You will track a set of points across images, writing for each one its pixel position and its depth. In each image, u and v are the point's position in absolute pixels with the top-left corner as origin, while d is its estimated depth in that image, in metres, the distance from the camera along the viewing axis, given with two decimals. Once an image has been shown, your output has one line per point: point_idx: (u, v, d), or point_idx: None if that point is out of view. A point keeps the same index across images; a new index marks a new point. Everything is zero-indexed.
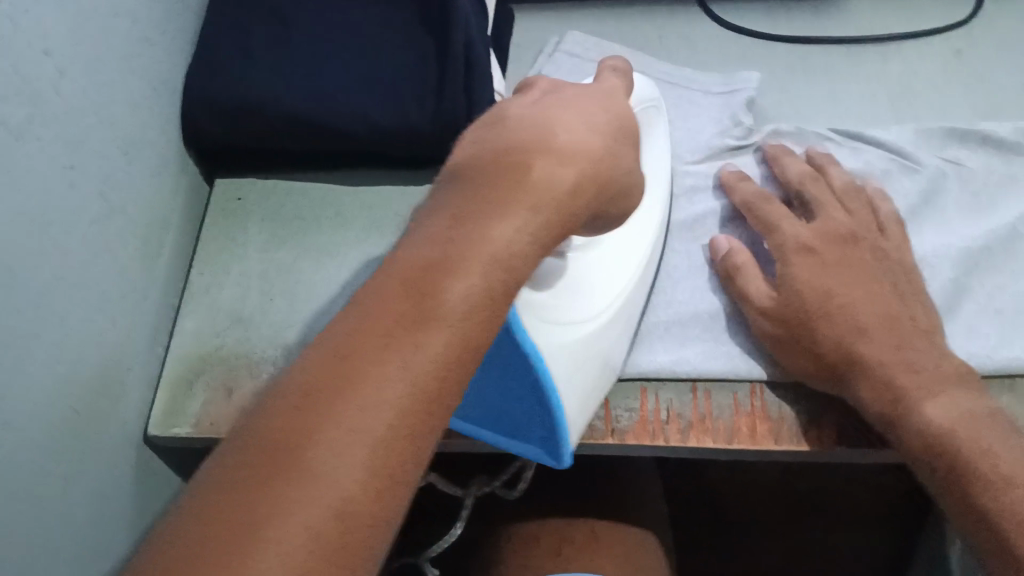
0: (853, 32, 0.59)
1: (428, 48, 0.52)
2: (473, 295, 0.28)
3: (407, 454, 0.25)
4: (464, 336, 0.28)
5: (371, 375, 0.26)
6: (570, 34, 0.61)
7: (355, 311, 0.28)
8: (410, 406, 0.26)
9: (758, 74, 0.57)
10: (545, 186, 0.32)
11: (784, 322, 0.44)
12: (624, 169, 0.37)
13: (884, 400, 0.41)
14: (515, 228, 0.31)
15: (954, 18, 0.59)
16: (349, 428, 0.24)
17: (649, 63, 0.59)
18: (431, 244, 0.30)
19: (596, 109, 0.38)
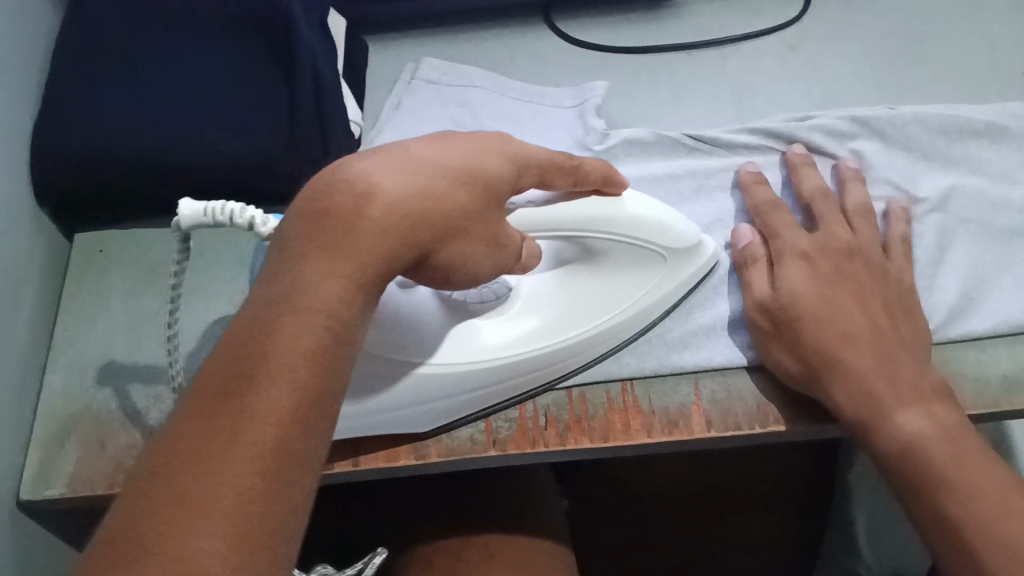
0: (692, 37, 0.63)
1: (275, 80, 0.52)
2: (296, 357, 0.29)
3: (269, 518, 0.25)
4: (294, 399, 0.28)
5: (213, 451, 0.26)
6: (426, 60, 0.62)
7: (188, 400, 0.28)
8: (263, 468, 0.26)
9: (606, 82, 0.59)
10: (359, 243, 0.32)
11: (771, 315, 0.46)
12: (443, 219, 0.35)
13: (865, 407, 0.42)
14: (326, 292, 0.31)
15: (784, 18, 0.63)
16: (203, 506, 0.24)
17: (504, 84, 0.61)
18: (253, 314, 0.30)
19: (425, 154, 0.37)
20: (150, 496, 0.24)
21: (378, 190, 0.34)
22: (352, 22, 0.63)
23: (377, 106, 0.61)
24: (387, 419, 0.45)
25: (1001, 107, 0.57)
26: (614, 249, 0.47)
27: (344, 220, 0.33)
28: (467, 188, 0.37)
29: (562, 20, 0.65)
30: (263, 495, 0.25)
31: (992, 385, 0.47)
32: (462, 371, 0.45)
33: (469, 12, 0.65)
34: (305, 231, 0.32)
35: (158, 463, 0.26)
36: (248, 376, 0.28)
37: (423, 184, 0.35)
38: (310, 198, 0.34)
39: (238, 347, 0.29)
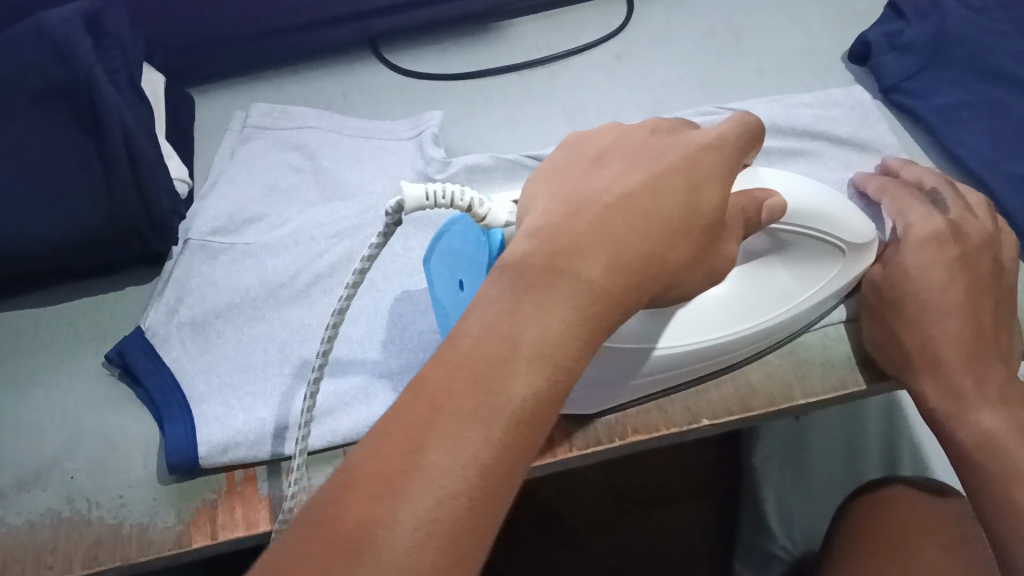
0: (521, 58, 0.64)
1: (89, 152, 0.50)
2: (525, 404, 0.28)
3: (466, 558, 0.25)
4: (511, 445, 0.28)
5: (423, 469, 0.26)
6: (255, 107, 0.61)
7: (410, 398, 0.28)
8: (472, 503, 0.26)
9: (441, 113, 0.59)
10: (595, 291, 0.31)
11: (885, 295, 0.48)
12: (674, 259, 0.34)
13: (950, 400, 0.45)
14: (547, 337, 0.29)
15: (608, 30, 0.66)
16: (406, 529, 0.25)
17: (340, 123, 0.60)
18: (496, 336, 0.29)
19: (643, 171, 0.36)
20: (358, 501, 0.25)
21: (619, 225, 0.33)
22: (171, 75, 0.62)
23: (207, 158, 0.60)
24: (604, 392, 0.45)
25: (826, 96, 0.60)
26: (808, 241, 0.46)
27: (583, 258, 0.32)
28: (704, 229, 0.35)
29: (391, 53, 0.66)
30: (463, 534, 0.26)
31: (845, 358, 0.49)
32: (673, 352, 0.45)
33: (288, 58, 0.65)
34: (532, 263, 0.31)
35: (372, 460, 0.26)
36: (469, 401, 0.28)
37: (668, 214, 0.34)
38: (554, 217, 0.34)
39: (461, 361, 0.29)
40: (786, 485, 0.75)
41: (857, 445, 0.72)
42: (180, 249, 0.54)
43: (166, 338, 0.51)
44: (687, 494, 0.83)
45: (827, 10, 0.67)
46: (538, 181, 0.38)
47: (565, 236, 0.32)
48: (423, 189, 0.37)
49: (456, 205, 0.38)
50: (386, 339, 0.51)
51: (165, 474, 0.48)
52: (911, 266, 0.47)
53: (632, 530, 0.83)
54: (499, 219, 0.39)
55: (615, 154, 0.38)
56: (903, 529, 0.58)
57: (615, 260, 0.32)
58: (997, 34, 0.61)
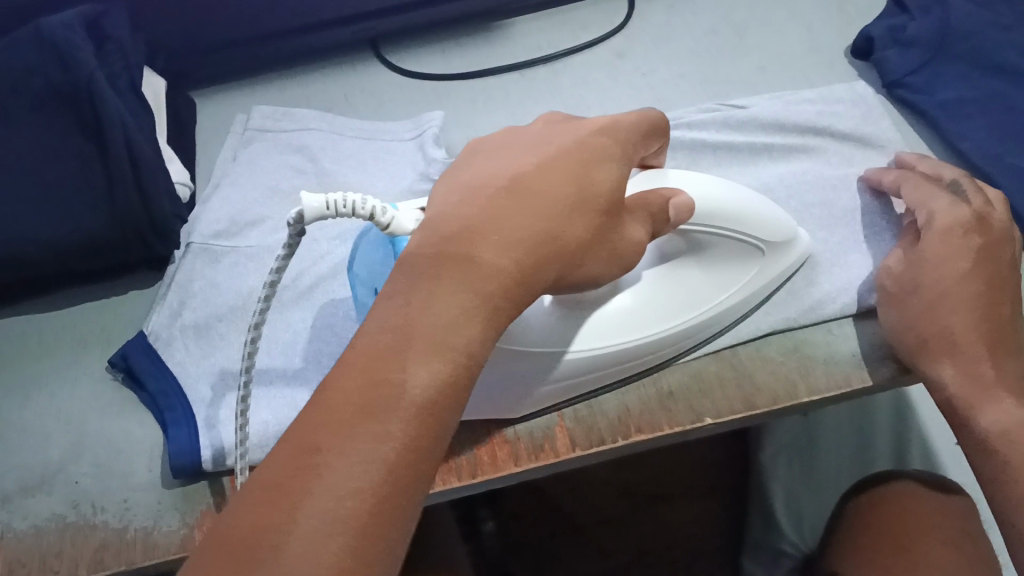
0: (523, 57, 0.64)
1: (90, 157, 0.50)
2: (423, 394, 0.28)
3: (378, 549, 0.25)
4: (415, 432, 0.28)
5: (324, 468, 0.26)
6: (257, 109, 0.61)
7: (311, 405, 0.28)
8: (383, 495, 0.26)
9: (442, 113, 0.59)
10: (495, 272, 0.32)
11: (902, 282, 0.48)
12: (576, 237, 0.35)
13: (973, 390, 0.44)
14: (441, 321, 0.30)
15: (610, 27, 0.66)
16: (304, 528, 0.25)
17: (341, 123, 0.60)
18: (388, 332, 0.29)
19: (540, 160, 0.36)
20: (259, 505, 0.25)
21: (518, 210, 0.34)
22: (173, 78, 0.62)
23: (209, 161, 0.60)
24: (509, 398, 0.45)
25: (828, 92, 0.59)
26: (722, 241, 0.46)
27: (478, 240, 0.32)
28: (601, 211, 0.36)
29: (393, 53, 0.66)
30: (372, 526, 0.26)
31: (851, 353, 0.49)
32: (583, 358, 0.45)
33: (288, 60, 0.65)
34: (429, 253, 0.32)
35: (273, 467, 0.26)
36: (364, 399, 0.28)
37: (564, 192, 0.35)
38: (446, 214, 0.34)
39: (362, 358, 0.29)
40: (792, 481, 0.73)
41: (867, 442, 0.71)
42: (182, 252, 0.54)
43: (170, 341, 0.51)
44: (699, 492, 0.83)
45: (829, 5, 0.67)
46: (438, 181, 0.37)
47: (457, 223, 0.33)
48: (323, 199, 0.34)
49: (357, 214, 0.35)
50: (308, 349, 0.50)
51: (169, 477, 0.47)
52: (931, 255, 0.47)
53: (640, 525, 0.82)
54: (404, 227, 0.36)
55: (509, 145, 0.39)
56: (904, 524, 0.58)
57: (516, 244, 0.33)
58: (1001, 27, 0.60)
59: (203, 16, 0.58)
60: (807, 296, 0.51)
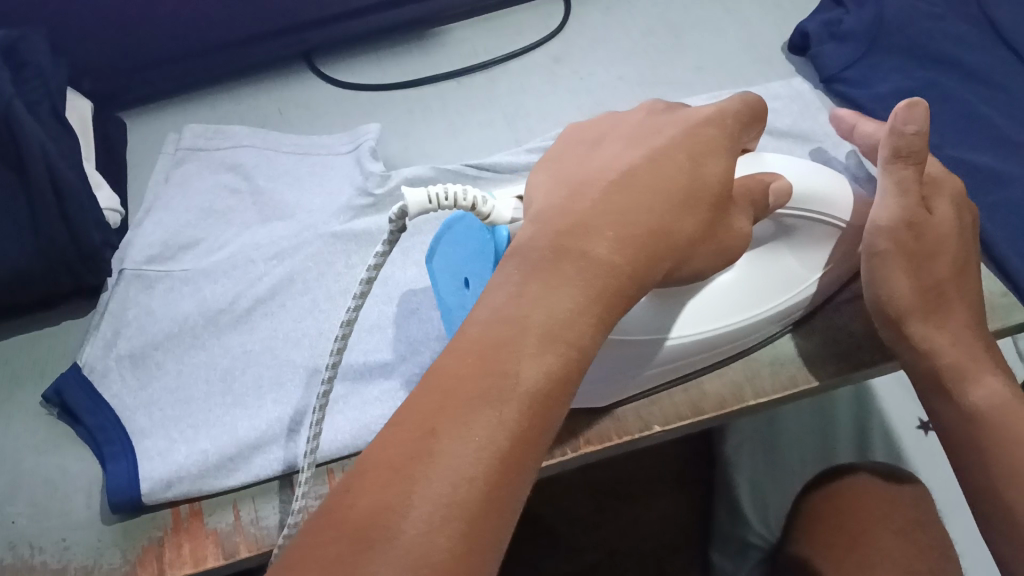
0: (461, 64, 0.64)
1: (13, 186, 0.48)
2: (534, 387, 0.29)
3: (487, 533, 0.26)
4: (524, 423, 0.28)
5: (436, 453, 0.27)
6: (188, 127, 0.59)
7: (424, 386, 0.29)
8: (491, 482, 0.27)
9: (378, 125, 0.58)
10: (608, 268, 0.32)
11: (915, 242, 0.42)
12: (686, 235, 0.35)
13: (966, 364, 0.42)
14: (555, 317, 0.30)
15: (547, 31, 0.66)
16: (421, 511, 0.25)
17: (275, 139, 0.59)
18: (505, 323, 0.30)
19: (646, 155, 0.36)
20: (373, 488, 0.26)
21: (621, 207, 0.34)
22: (99, 100, 0.60)
23: (141, 183, 0.58)
24: (612, 385, 0.44)
25: (766, 90, 0.59)
26: (815, 225, 0.45)
27: (591, 237, 0.33)
28: (708, 204, 0.35)
29: (327, 65, 0.65)
30: (483, 511, 0.26)
31: (794, 354, 0.49)
32: (675, 345, 0.44)
33: (220, 77, 0.63)
34: (545, 248, 0.32)
35: (386, 449, 0.27)
36: (480, 388, 0.28)
37: (673, 184, 0.35)
38: (559, 210, 0.34)
39: (474, 346, 0.30)
40: (758, 472, 0.72)
41: (828, 432, 0.72)
42: (115, 280, 0.53)
43: (105, 372, 0.50)
44: (669, 487, 0.82)
45: (764, 1, 0.67)
46: (536, 184, 0.37)
47: (571, 222, 0.33)
48: (425, 193, 0.34)
49: (460, 205, 0.35)
50: (396, 343, 0.50)
51: (109, 513, 0.46)
52: (944, 226, 0.43)
53: (605, 527, 0.81)
54: (503, 216, 0.36)
55: (614, 140, 0.38)
56: (860, 514, 0.58)
57: (631, 237, 0.33)
58: (934, 18, 0.61)
59: (128, 35, 0.57)
60: None
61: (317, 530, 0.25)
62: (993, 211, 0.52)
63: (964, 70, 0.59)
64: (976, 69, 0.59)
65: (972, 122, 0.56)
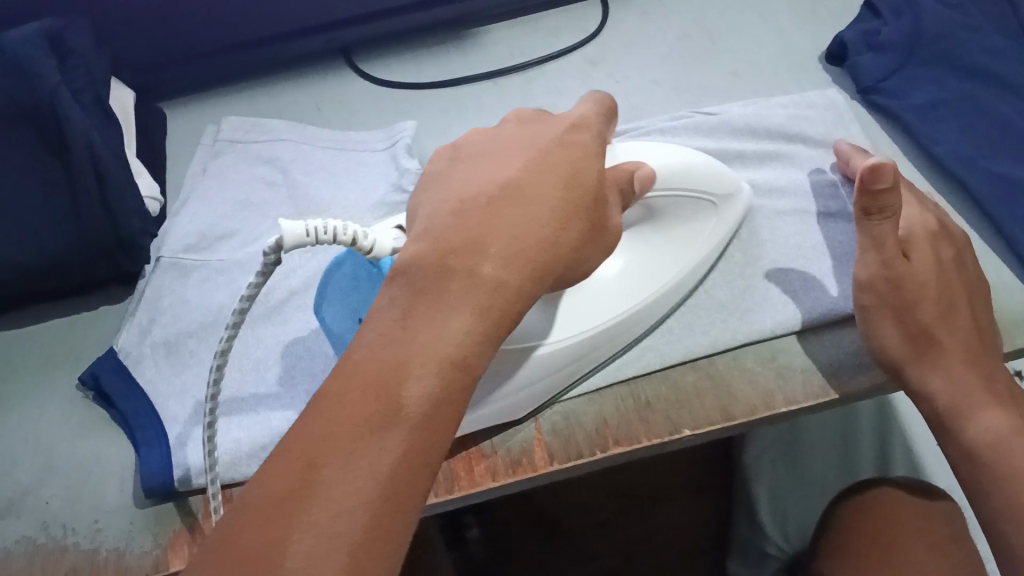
0: (496, 65, 0.64)
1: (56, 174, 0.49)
2: (416, 411, 0.31)
3: (373, 560, 0.28)
4: (412, 448, 0.30)
5: (318, 489, 0.28)
6: (226, 120, 0.60)
7: (309, 418, 0.31)
8: (376, 510, 0.29)
9: (415, 123, 0.59)
10: (491, 284, 0.34)
11: (896, 290, 0.45)
12: (570, 241, 0.37)
13: (965, 401, 0.44)
14: (442, 340, 0.32)
15: (583, 35, 0.66)
16: (303, 546, 0.27)
17: (312, 134, 0.60)
18: (386, 349, 0.32)
19: (522, 169, 0.38)
20: (259, 524, 0.28)
21: (504, 222, 0.36)
22: (140, 90, 0.61)
23: (179, 173, 0.59)
24: (533, 394, 0.47)
25: (801, 98, 0.60)
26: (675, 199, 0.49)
27: (477, 255, 0.35)
28: (588, 204, 0.38)
29: (365, 62, 0.65)
30: (368, 543, 0.28)
31: (829, 362, 0.49)
32: (563, 347, 0.47)
33: (261, 71, 0.64)
34: (428, 265, 0.34)
35: (271, 484, 0.29)
36: (365, 416, 0.30)
37: (553, 194, 0.37)
38: (444, 230, 0.36)
39: (360, 374, 0.31)
40: (778, 482, 0.72)
41: (851, 446, 0.70)
42: (152, 269, 0.54)
43: (140, 359, 0.50)
44: (689, 493, 0.82)
45: (803, 10, 0.67)
46: (421, 199, 0.39)
47: (456, 239, 0.35)
48: (301, 227, 0.36)
49: (338, 239, 0.37)
50: (284, 370, 0.50)
51: (141, 497, 0.46)
52: (920, 267, 0.46)
53: (624, 530, 0.82)
54: (386, 247, 0.39)
55: (494, 150, 0.40)
56: (895, 530, 0.57)
57: (520, 251, 0.35)
58: (974, 29, 0.61)
59: (171, 27, 0.58)
60: (784, 305, 0.51)
61: (207, 563, 0.27)
62: None
63: (1003, 83, 0.59)
64: (1015, 82, 0.58)
65: (1010, 134, 0.56)
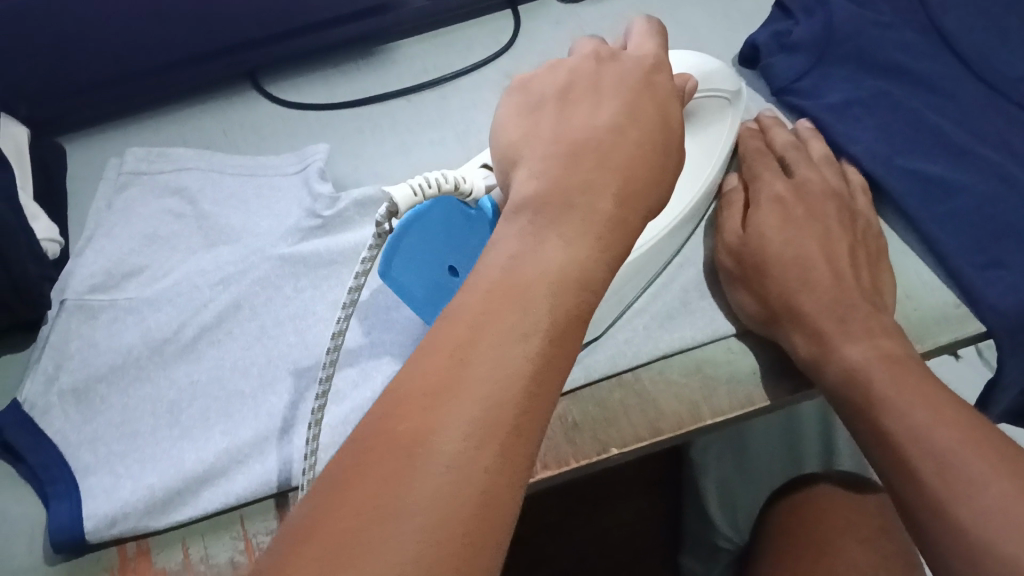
0: (410, 82, 0.63)
1: None
2: (553, 319, 0.31)
3: (521, 449, 0.28)
4: (552, 354, 0.30)
5: (467, 380, 0.28)
6: (130, 151, 0.58)
7: (451, 319, 0.30)
8: (522, 404, 0.28)
9: (327, 145, 0.57)
10: (611, 218, 0.35)
11: (741, 258, 0.50)
12: (665, 181, 0.38)
13: (814, 345, 0.45)
14: (568, 262, 0.32)
15: (497, 46, 0.65)
16: (459, 428, 0.27)
17: (220, 161, 0.58)
18: (519, 264, 0.32)
19: (619, 106, 0.39)
20: (411, 408, 0.27)
21: (617, 160, 0.36)
22: (38, 125, 0.59)
23: (82, 211, 0.57)
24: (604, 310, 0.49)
25: None
26: (705, 104, 0.52)
27: (596, 190, 0.35)
28: (677, 142, 0.39)
29: (272, 84, 0.64)
30: (517, 434, 0.28)
31: (750, 371, 0.49)
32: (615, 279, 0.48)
33: (167, 98, 0.63)
34: (552, 194, 0.35)
35: (421, 375, 0.28)
36: (510, 322, 0.30)
37: (651, 132, 0.38)
38: (560, 163, 0.36)
39: (495, 286, 0.31)
40: (725, 478, 0.70)
41: (794, 449, 0.67)
42: (56, 311, 0.51)
43: (46, 409, 0.48)
44: (636, 491, 0.81)
45: (715, 14, 0.68)
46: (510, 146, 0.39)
47: (569, 165, 0.36)
48: (407, 185, 0.41)
49: (444, 187, 0.42)
50: (361, 343, 0.50)
51: (52, 554, 0.44)
52: (767, 229, 0.50)
53: (572, 532, 0.81)
54: (482, 187, 0.44)
55: (581, 89, 0.40)
56: (822, 525, 0.57)
57: (637, 183, 0.36)
58: (884, 26, 0.61)
59: (68, 59, 0.55)
60: (699, 314, 0.51)
61: (365, 438, 0.27)
62: (946, 221, 0.52)
63: (915, 79, 0.59)
64: (930, 78, 0.59)
65: (926, 132, 0.56)
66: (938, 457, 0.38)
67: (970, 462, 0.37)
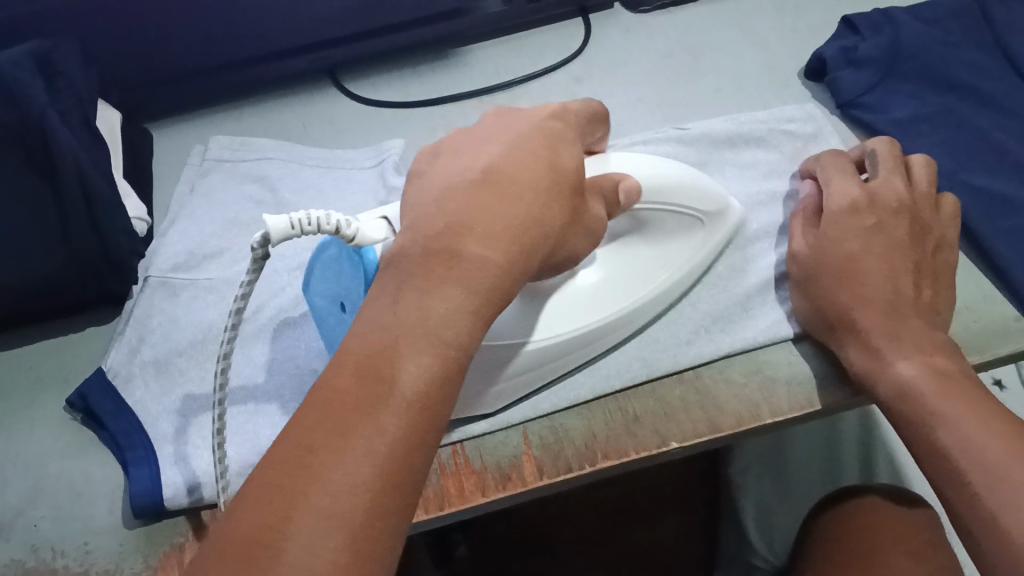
0: (482, 83, 0.65)
1: (47, 196, 0.49)
2: (412, 388, 0.31)
3: (373, 544, 0.28)
4: (408, 428, 0.30)
5: (320, 470, 0.28)
6: (214, 139, 0.61)
7: (310, 401, 0.30)
8: (377, 488, 0.28)
9: (403, 141, 0.60)
10: (482, 266, 0.34)
11: (813, 265, 0.50)
12: (558, 221, 0.38)
13: (868, 360, 0.46)
14: (440, 317, 0.33)
15: (568, 52, 0.68)
16: (303, 527, 0.27)
17: (299, 152, 0.60)
18: (378, 334, 0.32)
19: (508, 147, 0.39)
20: (260, 512, 0.27)
21: (506, 206, 0.36)
22: (129, 112, 0.62)
23: (166, 194, 0.59)
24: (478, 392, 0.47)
25: (781, 112, 0.62)
26: (667, 216, 0.50)
27: (473, 237, 0.35)
28: (572, 188, 0.39)
29: (350, 80, 0.66)
30: (366, 523, 0.28)
31: (811, 373, 0.49)
32: (538, 348, 0.47)
33: (248, 91, 0.65)
34: (434, 247, 0.35)
35: (271, 467, 0.28)
36: (362, 400, 0.30)
37: (539, 178, 0.38)
38: (430, 216, 0.36)
39: (360, 361, 0.31)
40: (763, 496, 0.70)
41: (831, 461, 0.68)
42: (140, 288, 0.54)
43: (129, 378, 0.50)
44: (672, 507, 0.79)
45: (781, 28, 0.69)
46: (568, 149, 0.40)
47: None
48: (287, 218, 0.34)
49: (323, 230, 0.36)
50: (245, 374, 0.50)
51: (130, 518, 0.46)
52: (830, 241, 0.50)
53: (609, 546, 0.78)
54: (370, 237, 0.37)
55: (481, 140, 0.41)
56: (876, 537, 0.56)
57: (534, 220, 0.37)
58: (950, 45, 0.63)
59: (162, 48, 0.58)
60: (764, 317, 0.52)
61: (212, 546, 0.27)
62: (1009, 237, 0.53)
63: (979, 97, 0.60)
64: (994, 96, 0.60)
65: (989, 149, 0.57)
66: (985, 470, 0.39)
67: (1015, 478, 0.38)
